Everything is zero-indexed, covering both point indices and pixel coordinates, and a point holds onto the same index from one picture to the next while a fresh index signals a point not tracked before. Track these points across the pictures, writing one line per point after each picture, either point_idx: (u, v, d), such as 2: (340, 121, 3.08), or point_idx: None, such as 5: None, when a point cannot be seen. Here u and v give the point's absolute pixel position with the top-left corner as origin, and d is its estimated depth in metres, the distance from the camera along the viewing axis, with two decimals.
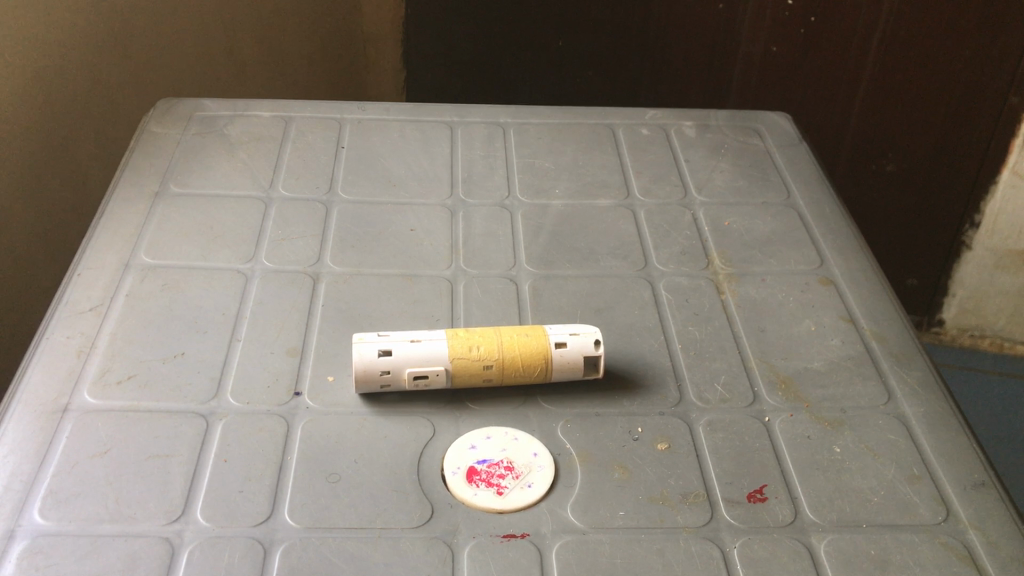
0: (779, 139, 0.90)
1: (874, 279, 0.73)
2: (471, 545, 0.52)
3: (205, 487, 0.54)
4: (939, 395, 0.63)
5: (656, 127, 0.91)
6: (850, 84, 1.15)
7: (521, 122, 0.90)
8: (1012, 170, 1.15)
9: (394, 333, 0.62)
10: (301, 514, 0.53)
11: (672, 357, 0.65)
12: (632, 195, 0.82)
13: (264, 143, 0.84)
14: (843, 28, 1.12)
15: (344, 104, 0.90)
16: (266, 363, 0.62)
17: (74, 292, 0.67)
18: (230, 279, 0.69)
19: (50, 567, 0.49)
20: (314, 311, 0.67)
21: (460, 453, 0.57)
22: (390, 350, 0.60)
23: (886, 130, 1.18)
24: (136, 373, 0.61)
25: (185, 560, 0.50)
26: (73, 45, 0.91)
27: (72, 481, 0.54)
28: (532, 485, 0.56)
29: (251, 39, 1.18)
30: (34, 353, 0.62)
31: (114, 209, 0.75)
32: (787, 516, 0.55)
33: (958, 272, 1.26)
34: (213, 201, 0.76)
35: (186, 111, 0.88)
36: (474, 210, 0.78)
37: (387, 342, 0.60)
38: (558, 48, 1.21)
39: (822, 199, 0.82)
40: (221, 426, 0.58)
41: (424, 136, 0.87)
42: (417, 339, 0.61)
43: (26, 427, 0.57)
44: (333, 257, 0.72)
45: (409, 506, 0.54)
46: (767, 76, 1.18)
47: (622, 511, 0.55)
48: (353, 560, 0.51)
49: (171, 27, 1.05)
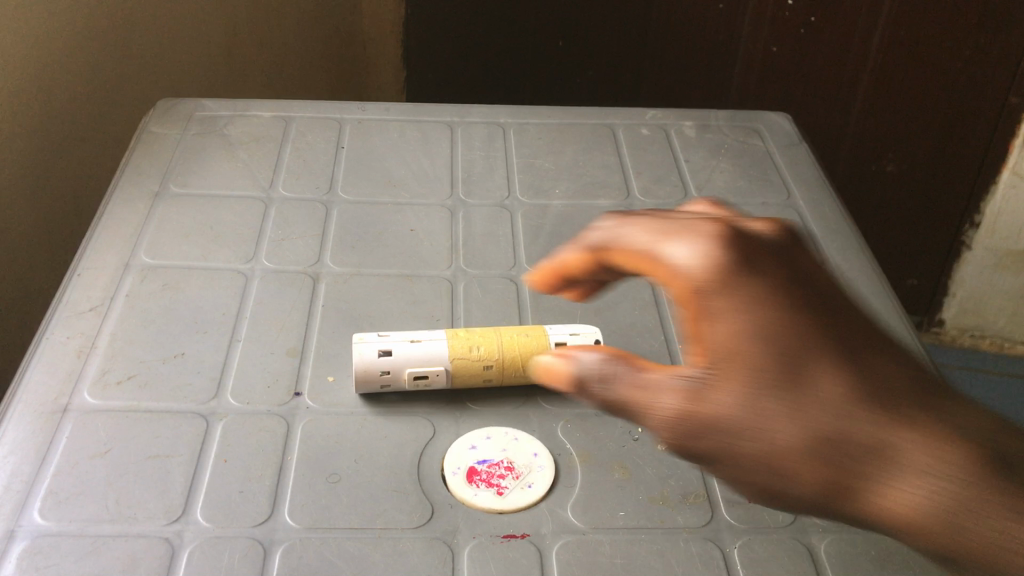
0: (779, 140, 0.90)
1: (874, 279, 0.73)
2: (471, 545, 0.52)
3: (205, 487, 0.54)
4: None
5: (657, 128, 0.91)
6: (850, 85, 1.15)
7: (521, 122, 0.90)
8: (1012, 170, 1.14)
9: (394, 333, 0.62)
10: (302, 513, 0.53)
11: (672, 358, 0.65)
12: (632, 195, 0.82)
13: (263, 143, 0.84)
14: (842, 27, 1.11)
15: (344, 104, 0.90)
16: (267, 364, 0.62)
17: (74, 292, 0.67)
18: (230, 279, 0.69)
19: (50, 566, 0.49)
20: (314, 312, 0.67)
21: (460, 453, 0.57)
22: (391, 351, 0.60)
23: (885, 129, 1.17)
24: (136, 374, 0.61)
25: (185, 560, 0.50)
26: (73, 46, 0.91)
27: (72, 481, 0.54)
28: (532, 485, 0.56)
29: (251, 35, 1.17)
30: (34, 352, 0.62)
31: (114, 209, 0.75)
32: (787, 515, 0.55)
33: (959, 272, 1.25)
34: (212, 201, 0.76)
35: (186, 111, 0.88)
36: (474, 210, 0.78)
37: (387, 343, 0.61)
38: (559, 48, 1.21)
39: (822, 199, 0.82)
40: (221, 426, 0.58)
41: (425, 136, 0.87)
42: (417, 339, 0.61)
43: (26, 426, 0.57)
44: (333, 258, 0.72)
45: (410, 506, 0.54)
46: (767, 76, 1.17)
47: (622, 511, 0.55)
48: (353, 560, 0.51)
49: (170, 26, 1.05)
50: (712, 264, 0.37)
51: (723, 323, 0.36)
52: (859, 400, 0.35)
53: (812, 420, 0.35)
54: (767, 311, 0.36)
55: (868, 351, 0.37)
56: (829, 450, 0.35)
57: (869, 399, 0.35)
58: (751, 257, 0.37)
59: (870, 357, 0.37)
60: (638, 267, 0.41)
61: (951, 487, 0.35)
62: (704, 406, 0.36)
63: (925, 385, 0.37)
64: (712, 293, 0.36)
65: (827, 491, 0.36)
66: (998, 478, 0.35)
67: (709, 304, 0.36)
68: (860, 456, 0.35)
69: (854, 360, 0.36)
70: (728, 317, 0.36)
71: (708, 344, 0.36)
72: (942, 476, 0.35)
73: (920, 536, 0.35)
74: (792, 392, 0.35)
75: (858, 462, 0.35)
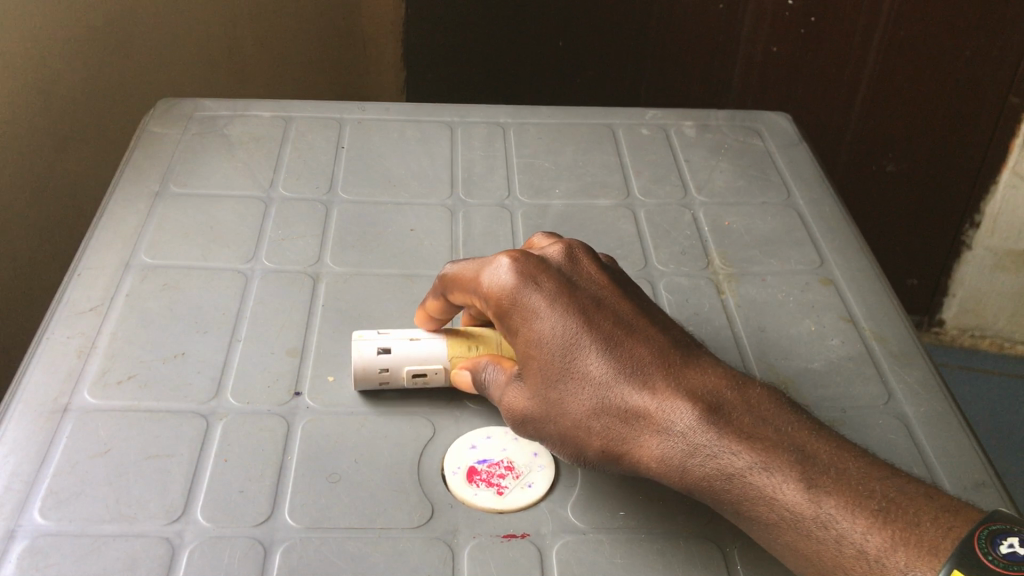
0: (779, 140, 0.90)
1: (874, 278, 0.73)
2: (471, 545, 0.52)
3: (205, 487, 0.54)
4: (938, 395, 0.63)
5: (657, 128, 0.91)
6: (849, 85, 1.15)
7: (521, 122, 0.90)
8: (1012, 170, 1.14)
9: (395, 332, 0.62)
10: (301, 514, 0.53)
11: None
12: (631, 195, 0.82)
13: (263, 143, 0.84)
14: (843, 27, 1.11)
15: (344, 104, 0.90)
16: (267, 364, 0.62)
17: (74, 292, 0.67)
18: (231, 278, 0.69)
19: (50, 567, 0.49)
20: (314, 311, 0.67)
21: (460, 453, 0.57)
22: (390, 349, 0.60)
23: (886, 130, 1.17)
24: (136, 373, 0.61)
25: (185, 560, 0.50)
26: (73, 46, 0.91)
27: (72, 481, 0.54)
28: (532, 485, 0.56)
29: (251, 37, 1.18)
30: (34, 352, 0.62)
31: (114, 210, 0.75)
32: None
33: (958, 272, 1.26)
34: (212, 201, 0.76)
35: (186, 111, 0.88)
36: (474, 210, 0.78)
37: (387, 342, 0.61)
38: (558, 48, 1.21)
39: (821, 199, 0.82)
40: (221, 425, 0.58)
41: (425, 136, 0.87)
42: (418, 337, 0.61)
43: (26, 426, 0.57)
44: (333, 258, 0.72)
45: (410, 506, 0.54)
46: (767, 76, 1.17)
47: (622, 511, 0.55)
48: (353, 560, 0.51)
49: (171, 27, 1.05)
50: (504, 292, 0.55)
51: (532, 328, 0.54)
52: (619, 379, 0.53)
53: (590, 400, 0.53)
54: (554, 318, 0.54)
55: (626, 335, 0.55)
56: (602, 422, 0.53)
57: (628, 377, 0.53)
58: (538, 280, 0.55)
59: (655, 387, 0.53)
60: (473, 294, 0.57)
61: (684, 443, 0.51)
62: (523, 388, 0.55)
63: (666, 351, 0.55)
64: (523, 306, 0.54)
65: (604, 453, 0.53)
66: (719, 433, 0.51)
67: (518, 315, 0.55)
68: (623, 424, 0.52)
69: (614, 342, 0.54)
70: (536, 322, 0.54)
71: (520, 344, 0.54)
72: (679, 435, 0.52)
73: (670, 479, 0.52)
74: (569, 382, 0.53)
75: (623, 427, 0.53)
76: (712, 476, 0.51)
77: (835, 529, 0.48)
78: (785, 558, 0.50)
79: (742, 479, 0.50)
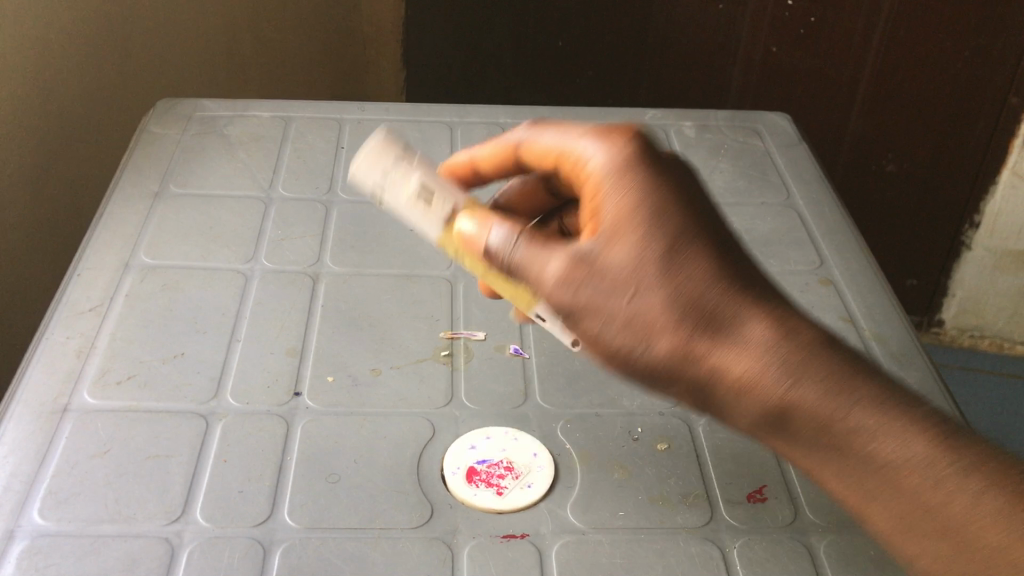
0: (779, 140, 0.90)
1: (874, 278, 0.73)
2: (471, 545, 0.52)
3: (204, 487, 0.54)
4: (938, 395, 0.63)
5: (657, 128, 0.91)
6: (849, 85, 1.15)
7: (521, 122, 0.90)
8: (1012, 171, 1.14)
9: (404, 183, 0.59)
10: (301, 514, 0.53)
11: None
12: None
13: (263, 143, 0.84)
14: (843, 27, 1.11)
15: (343, 104, 0.90)
16: (267, 364, 0.62)
17: (74, 292, 0.67)
18: (230, 279, 0.69)
19: (50, 567, 0.49)
20: (314, 311, 0.67)
21: (460, 453, 0.57)
22: (388, 199, 0.59)
23: (886, 130, 1.17)
24: (136, 373, 0.61)
25: (185, 560, 0.50)
26: (73, 46, 0.91)
27: (72, 481, 0.54)
28: (532, 485, 0.56)
29: (251, 37, 1.18)
30: (34, 352, 0.62)
31: (114, 210, 0.75)
32: (787, 516, 0.55)
33: (958, 272, 1.26)
34: (212, 201, 0.76)
35: (186, 111, 0.88)
36: None
37: (390, 191, 0.59)
38: (558, 48, 1.21)
39: (821, 199, 0.82)
40: (221, 426, 0.58)
41: (425, 136, 0.87)
42: (415, 206, 0.58)
43: (26, 426, 0.57)
44: (333, 258, 0.72)
45: (410, 506, 0.54)
46: (767, 76, 1.17)
47: (622, 511, 0.55)
48: (353, 560, 0.51)
49: (171, 27, 1.05)
50: (611, 163, 0.48)
51: (643, 200, 0.46)
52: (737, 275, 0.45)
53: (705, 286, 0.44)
54: (666, 201, 0.46)
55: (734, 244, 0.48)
56: (713, 315, 0.44)
57: (749, 280, 0.45)
58: (649, 159, 0.48)
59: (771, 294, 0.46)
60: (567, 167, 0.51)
61: (806, 354, 0.44)
62: (600, 262, 0.45)
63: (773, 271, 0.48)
64: (633, 178, 0.47)
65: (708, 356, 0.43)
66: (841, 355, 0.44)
67: (618, 191, 0.47)
68: (736, 321, 0.44)
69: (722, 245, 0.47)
70: (649, 195, 0.46)
71: (614, 215, 0.46)
72: (799, 345, 0.44)
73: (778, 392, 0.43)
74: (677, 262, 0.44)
75: (737, 325, 0.44)
76: (811, 407, 0.44)
77: (958, 485, 0.43)
78: (879, 512, 0.44)
79: (839, 411, 0.44)
